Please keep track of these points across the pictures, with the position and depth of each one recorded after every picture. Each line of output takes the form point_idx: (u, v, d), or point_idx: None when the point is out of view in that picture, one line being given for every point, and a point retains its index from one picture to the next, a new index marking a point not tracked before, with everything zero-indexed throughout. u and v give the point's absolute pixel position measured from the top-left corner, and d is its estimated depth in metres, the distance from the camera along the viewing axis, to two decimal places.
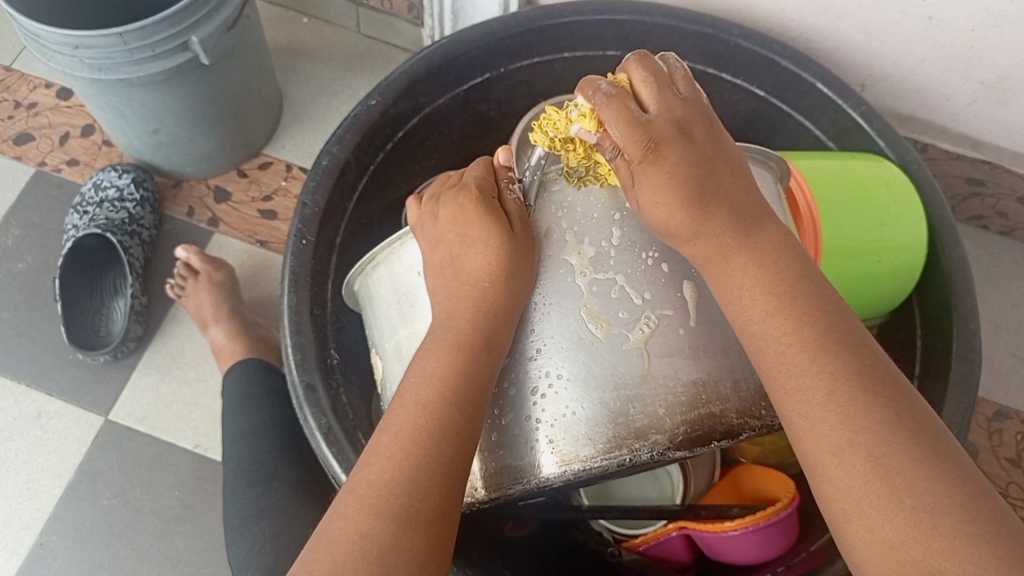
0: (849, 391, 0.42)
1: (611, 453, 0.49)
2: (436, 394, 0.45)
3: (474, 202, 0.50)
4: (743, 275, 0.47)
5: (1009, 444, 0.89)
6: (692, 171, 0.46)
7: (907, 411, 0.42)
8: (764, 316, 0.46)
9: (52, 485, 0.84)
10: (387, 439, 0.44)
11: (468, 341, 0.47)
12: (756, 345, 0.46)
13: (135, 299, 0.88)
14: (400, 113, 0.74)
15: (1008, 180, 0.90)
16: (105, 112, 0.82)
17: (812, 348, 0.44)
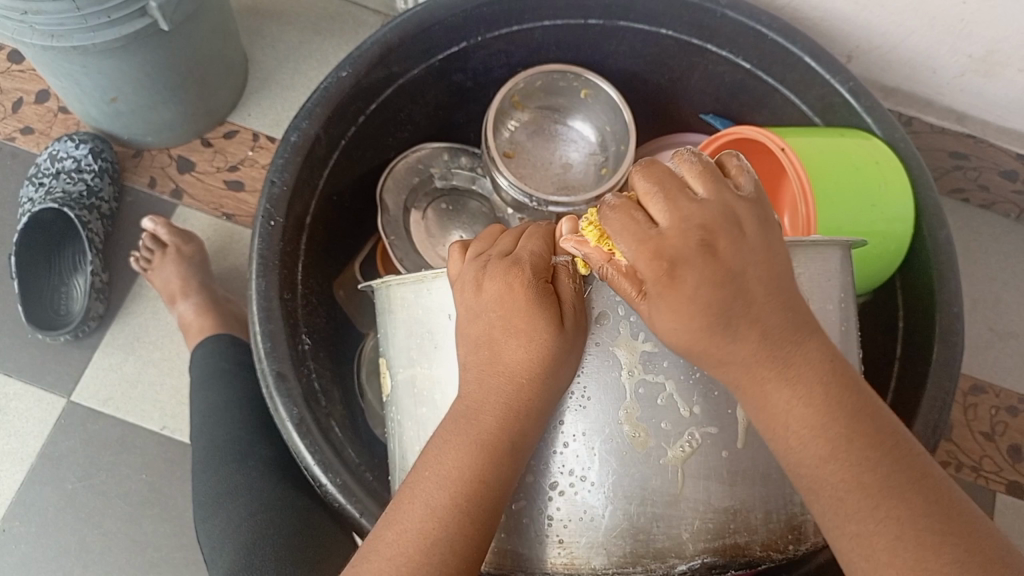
0: (921, 537, 0.36)
1: (624, 571, 0.46)
2: (449, 498, 0.42)
3: (524, 283, 0.44)
4: (790, 401, 0.39)
5: (984, 418, 0.90)
6: (717, 295, 0.38)
7: (979, 541, 0.36)
8: (818, 454, 0.38)
9: (13, 470, 0.81)
10: (388, 538, 0.42)
11: (492, 441, 0.43)
12: (806, 476, 0.39)
13: (96, 276, 0.84)
14: (373, 85, 0.71)
15: (991, 154, 0.89)
16: (59, 79, 0.78)
17: (876, 493, 0.37)
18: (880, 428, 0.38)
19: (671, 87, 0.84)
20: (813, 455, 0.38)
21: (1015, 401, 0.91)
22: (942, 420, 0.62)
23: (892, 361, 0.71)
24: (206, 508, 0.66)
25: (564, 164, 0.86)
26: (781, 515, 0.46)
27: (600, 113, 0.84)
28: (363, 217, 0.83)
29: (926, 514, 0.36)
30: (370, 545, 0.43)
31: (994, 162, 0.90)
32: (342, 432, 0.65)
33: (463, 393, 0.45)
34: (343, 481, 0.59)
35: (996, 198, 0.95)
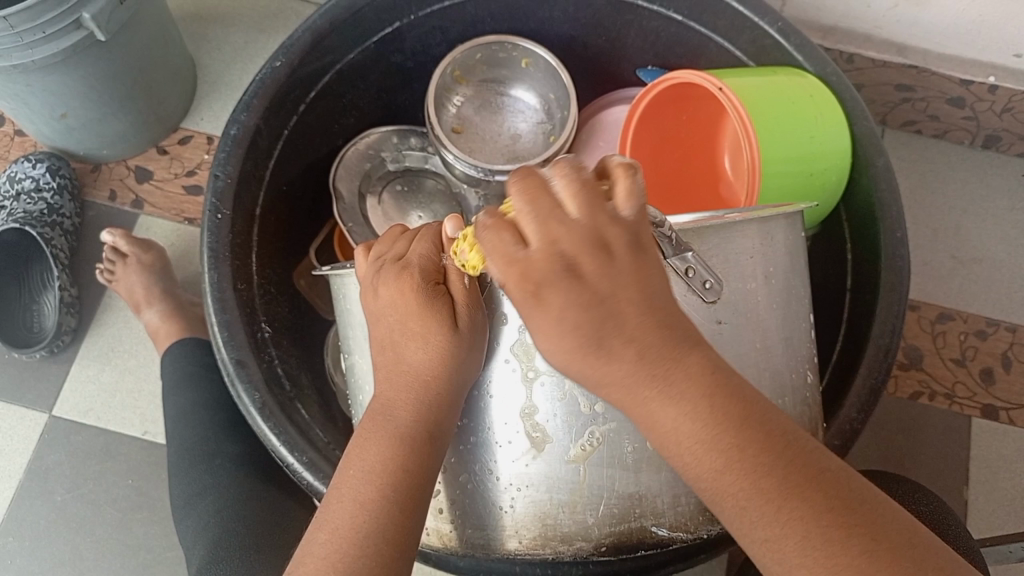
0: (825, 533, 0.34)
1: (534, 551, 0.47)
2: (377, 489, 0.40)
3: (415, 287, 0.43)
4: (671, 422, 0.36)
5: (954, 345, 0.90)
6: (590, 314, 0.34)
7: (883, 524, 0.35)
8: (712, 471, 0.36)
9: (3, 487, 0.83)
10: (322, 538, 0.39)
11: (408, 433, 0.41)
12: (712, 496, 0.36)
13: (64, 291, 0.85)
14: (310, 72, 0.72)
15: (937, 83, 0.88)
16: (8, 101, 0.79)
17: (777, 499, 0.35)
18: (768, 424, 0.36)
19: (609, 47, 0.84)
20: (707, 467, 0.36)
21: (983, 325, 0.91)
22: (894, 345, 0.62)
23: (844, 293, 0.72)
24: (183, 502, 0.68)
25: (513, 135, 0.87)
26: (690, 500, 0.46)
27: (542, 81, 0.85)
28: (317, 205, 0.84)
29: (830, 510, 0.35)
30: (302, 554, 0.39)
31: (940, 90, 0.89)
32: (309, 415, 0.66)
33: (377, 394, 0.44)
34: (310, 458, 0.60)
35: (947, 126, 0.95)
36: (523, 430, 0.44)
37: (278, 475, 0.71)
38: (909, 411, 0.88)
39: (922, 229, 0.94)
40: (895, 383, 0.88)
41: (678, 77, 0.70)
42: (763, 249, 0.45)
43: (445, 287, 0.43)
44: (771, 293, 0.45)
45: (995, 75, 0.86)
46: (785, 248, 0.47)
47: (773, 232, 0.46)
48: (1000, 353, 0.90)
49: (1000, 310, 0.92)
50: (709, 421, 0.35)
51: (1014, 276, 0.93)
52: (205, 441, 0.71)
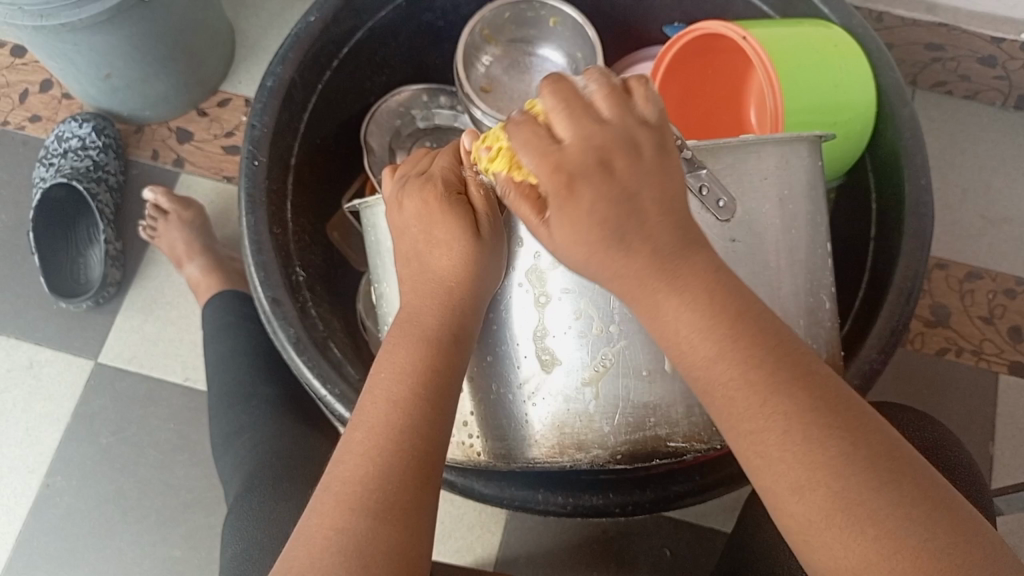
0: (809, 431, 0.36)
1: (552, 459, 0.49)
2: (409, 388, 0.44)
3: (436, 195, 0.48)
4: (676, 318, 0.39)
5: (981, 303, 0.90)
6: (614, 208, 0.38)
7: (869, 433, 0.37)
8: (705, 359, 0.38)
9: (51, 430, 0.87)
10: (358, 437, 0.43)
11: (435, 335, 0.46)
12: (704, 392, 0.39)
13: (109, 244, 0.90)
14: (343, 30, 0.74)
15: (967, 41, 0.88)
16: (55, 61, 0.82)
17: (764, 391, 0.37)
18: (759, 321, 0.39)
19: (636, 5, 0.85)
20: (704, 356, 0.38)
21: (1012, 284, 0.91)
22: (915, 289, 0.62)
23: (867, 242, 0.72)
24: (221, 441, 0.71)
25: None
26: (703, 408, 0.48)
27: (569, 40, 0.86)
28: (349, 160, 0.86)
29: (816, 410, 0.37)
30: (340, 452, 0.44)
31: (971, 49, 0.89)
32: (342, 353, 0.68)
33: (405, 299, 0.49)
34: (342, 391, 0.62)
35: (978, 86, 0.94)
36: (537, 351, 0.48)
37: (310, 415, 0.73)
38: (934, 368, 0.88)
39: (952, 188, 0.94)
40: (921, 340, 0.89)
41: (706, 28, 0.71)
42: (777, 173, 0.49)
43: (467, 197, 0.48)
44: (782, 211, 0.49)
45: None
46: (805, 177, 0.50)
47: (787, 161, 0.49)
48: None
49: None
50: (707, 311, 0.39)
51: None
52: (243, 383, 0.74)
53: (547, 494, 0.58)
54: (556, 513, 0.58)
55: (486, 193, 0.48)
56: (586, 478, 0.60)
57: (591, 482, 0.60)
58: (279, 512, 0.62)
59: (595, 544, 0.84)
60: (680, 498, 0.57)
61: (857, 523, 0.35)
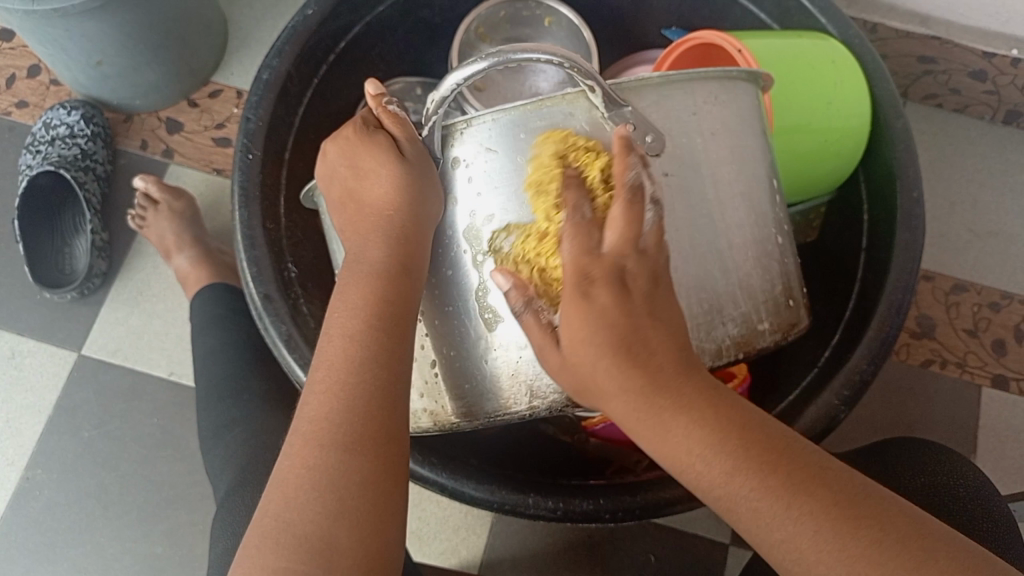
0: (837, 529, 0.37)
1: (512, 407, 0.51)
2: (365, 322, 0.46)
3: (358, 140, 0.50)
4: (688, 439, 0.40)
5: (966, 315, 0.91)
6: (616, 325, 0.41)
7: (890, 520, 0.38)
8: (723, 474, 0.39)
9: (32, 420, 0.86)
10: (320, 375, 0.45)
11: (376, 267, 0.47)
12: (726, 507, 0.40)
13: (95, 235, 0.89)
14: (340, 25, 0.74)
15: (959, 55, 0.88)
16: (45, 47, 0.81)
17: (785, 497, 0.38)
18: (761, 432, 0.40)
19: (633, 8, 0.85)
20: (721, 473, 0.39)
21: (997, 297, 0.92)
22: (906, 302, 0.63)
23: (859, 254, 0.73)
24: (207, 437, 0.70)
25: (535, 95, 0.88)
26: None
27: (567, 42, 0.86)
28: None
29: (835, 505, 0.38)
30: (306, 390, 0.45)
31: (963, 63, 0.89)
32: None
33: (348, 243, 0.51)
34: None
35: (969, 100, 0.95)
36: (477, 289, 0.50)
37: None
38: (919, 379, 0.89)
39: (940, 201, 0.95)
40: (906, 350, 0.90)
41: (701, 38, 0.71)
42: (701, 103, 0.50)
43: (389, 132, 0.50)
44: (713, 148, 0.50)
45: (1018, 48, 0.86)
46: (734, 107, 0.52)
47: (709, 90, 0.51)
48: (1013, 325, 0.91)
49: (1014, 284, 0.92)
50: (715, 423, 0.41)
51: None
52: (230, 378, 0.73)
53: (538, 498, 0.58)
54: (547, 518, 0.58)
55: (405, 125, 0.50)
56: (577, 486, 0.61)
57: (582, 488, 0.60)
58: None
59: (580, 547, 0.84)
60: (669, 503, 0.57)
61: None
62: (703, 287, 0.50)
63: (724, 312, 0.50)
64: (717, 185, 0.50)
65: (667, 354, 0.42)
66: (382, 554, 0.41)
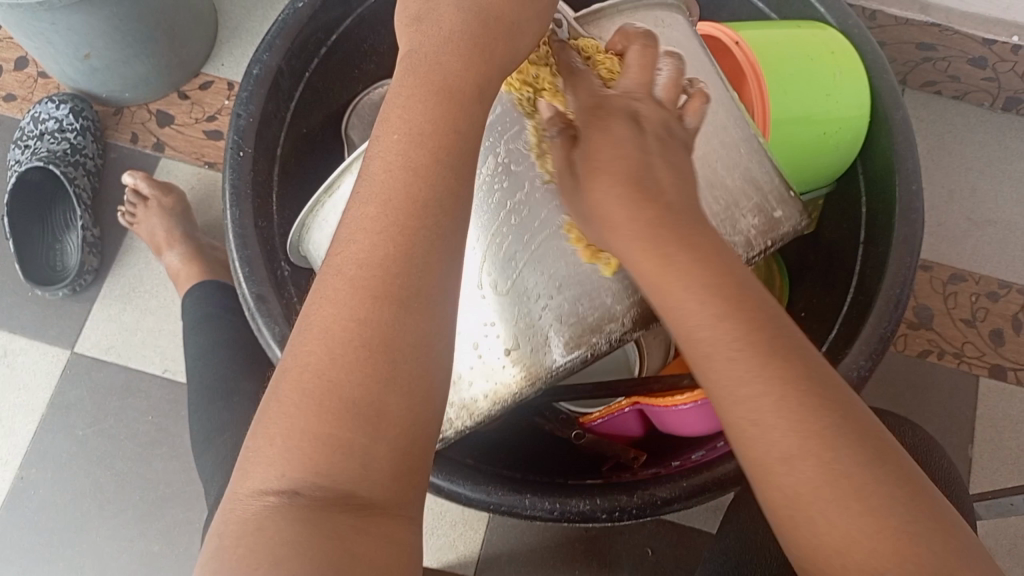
0: (802, 398, 0.35)
1: (578, 348, 0.51)
2: (431, 153, 0.36)
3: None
4: (684, 283, 0.38)
5: (964, 306, 0.91)
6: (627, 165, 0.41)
7: (851, 413, 0.36)
8: (709, 319, 0.37)
9: (26, 419, 0.86)
10: (371, 212, 0.35)
11: (462, 90, 0.37)
12: (701, 357, 0.38)
13: (86, 231, 0.88)
14: (332, 17, 0.72)
15: (959, 42, 0.87)
16: (32, 40, 0.79)
17: (766, 352, 0.36)
18: (755, 301, 0.38)
19: None
20: (707, 316, 0.37)
21: (995, 287, 0.91)
22: (904, 297, 0.62)
23: (857, 247, 0.72)
24: (201, 436, 0.70)
25: None
26: None
27: None
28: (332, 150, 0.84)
29: (801, 376, 0.36)
30: (348, 226, 0.36)
31: (962, 50, 0.88)
32: None
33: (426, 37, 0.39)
34: None
35: (968, 87, 0.94)
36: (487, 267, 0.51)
37: None
38: (916, 370, 0.89)
39: (938, 189, 0.94)
40: (904, 341, 0.89)
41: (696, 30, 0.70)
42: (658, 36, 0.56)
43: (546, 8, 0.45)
44: (682, 64, 0.55)
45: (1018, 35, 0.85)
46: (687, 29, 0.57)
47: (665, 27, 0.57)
48: (1011, 315, 0.91)
49: (1012, 273, 0.92)
50: (712, 276, 0.38)
51: None
52: (224, 377, 0.73)
53: (534, 498, 0.58)
54: (544, 519, 0.58)
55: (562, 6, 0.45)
56: (575, 485, 0.60)
57: (578, 488, 0.60)
58: None
59: (577, 541, 0.84)
60: (666, 503, 0.57)
61: (847, 491, 0.34)
62: (714, 197, 0.52)
63: (739, 224, 0.52)
64: (698, 102, 0.54)
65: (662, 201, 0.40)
66: (430, 421, 0.34)
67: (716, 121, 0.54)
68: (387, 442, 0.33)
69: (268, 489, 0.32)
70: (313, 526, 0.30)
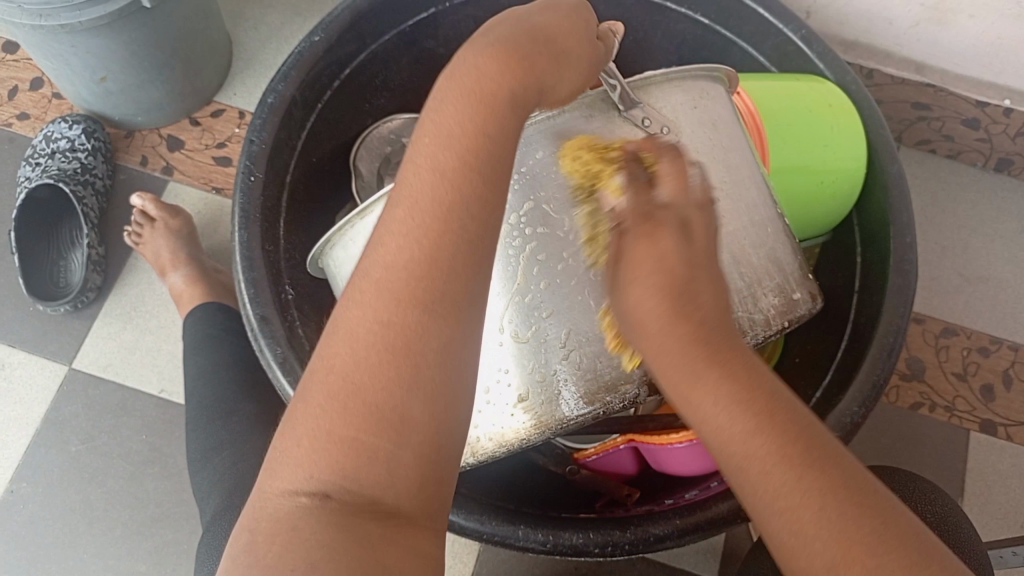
0: (841, 508, 0.35)
1: (588, 407, 0.53)
2: (458, 156, 0.37)
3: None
4: (716, 393, 0.38)
5: (956, 359, 0.92)
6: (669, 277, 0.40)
7: (891, 517, 0.36)
8: (740, 433, 0.37)
9: (19, 434, 0.86)
10: (399, 215, 0.37)
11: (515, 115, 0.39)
12: (737, 472, 0.37)
13: (91, 249, 0.89)
14: (347, 51, 0.74)
15: (953, 103, 0.90)
16: (51, 61, 0.81)
17: (799, 467, 0.36)
18: (785, 404, 0.38)
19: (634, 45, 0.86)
20: (739, 429, 0.37)
21: (986, 342, 0.93)
22: (898, 344, 0.63)
23: (851, 295, 0.74)
24: (196, 456, 0.70)
25: None
26: None
27: None
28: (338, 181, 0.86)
29: (840, 484, 0.36)
30: (380, 231, 0.37)
31: (956, 110, 0.91)
32: None
33: (464, 56, 0.40)
34: None
35: (961, 147, 0.97)
36: (513, 316, 0.52)
37: None
38: (908, 421, 0.89)
39: (931, 244, 0.96)
40: (896, 393, 0.90)
41: None
42: (702, 102, 0.56)
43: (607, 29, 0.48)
44: (717, 137, 0.56)
45: (1010, 98, 0.88)
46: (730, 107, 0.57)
47: (711, 96, 0.56)
48: (1001, 370, 0.92)
49: (1003, 329, 0.93)
50: (740, 389, 0.38)
51: (1018, 296, 0.95)
52: (222, 398, 0.73)
53: (528, 530, 0.58)
54: (536, 550, 0.58)
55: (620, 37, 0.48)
56: (568, 518, 0.61)
57: (572, 520, 0.60)
58: None
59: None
60: (660, 539, 0.58)
61: None
62: (738, 274, 0.54)
63: (760, 303, 0.54)
64: (731, 173, 0.55)
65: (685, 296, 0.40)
66: (453, 430, 0.36)
67: (747, 198, 0.55)
68: (411, 449, 0.34)
69: (299, 490, 0.34)
70: (342, 529, 0.33)
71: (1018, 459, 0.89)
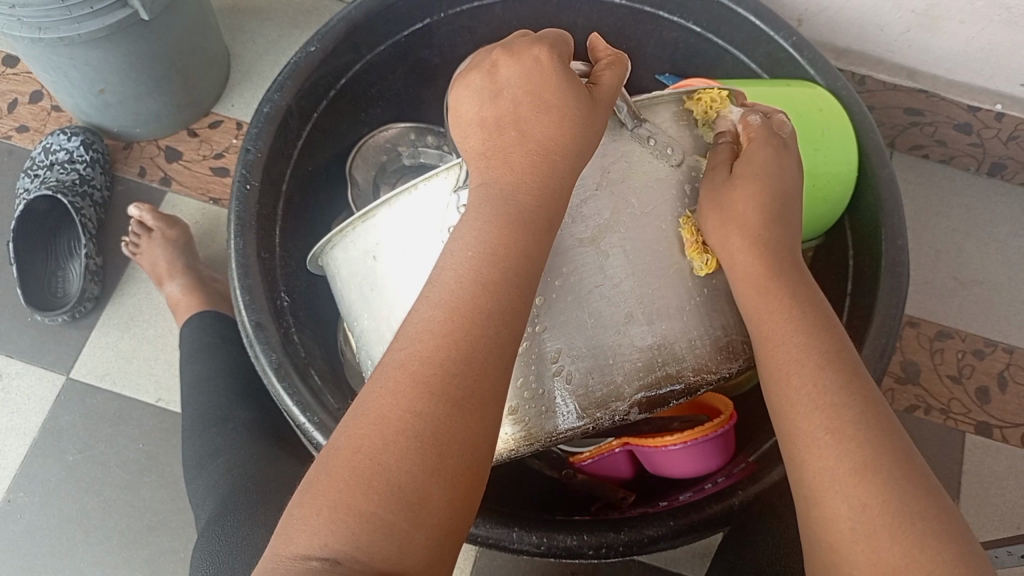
0: (864, 435, 0.42)
1: (579, 421, 0.53)
2: (501, 272, 0.41)
3: (551, 70, 0.46)
4: (782, 317, 0.48)
5: (950, 362, 0.92)
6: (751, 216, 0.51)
7: (907, 460, 0.42)
8: (797, 351, 0.46)
9: (17, 443, 0.86)
10: (438, 316, 0.40)
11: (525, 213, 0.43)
12: (783, 383, 0.46)
13: (90, 259, 0.89)
14: (342, 62, 0.75)
15: (945, 108, 0.90)
16: (50, 74, 0.82)
17: (836, 389, 0.44)
18: (839, 346, 0.47)
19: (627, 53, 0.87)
20: (795, 347, 0.46)
21: (981, 345, 0.93)
22: (889, 346, 0.63)
23: (844, 297, 0.74)
24: (193, 463, 0.70)
25: None
26: (702, 341, 0.54)
27: None
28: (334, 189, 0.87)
29: (866, 412, 0.43)
30: (412, 327, 0.41)
31: (948, 115, 0.91)
32: (321, 380, 0.68)
33: (485, 107, 0.46)
34: (321, 419, 0.62)
35: (954, 152, 0.97)
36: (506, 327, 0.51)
37: (287, 441, 0.73)
38: (904, 424, 0.90)
39: (925, 249, 0.97)
40: (891, 396, 0.90)
41: (690, 84, 0.72)
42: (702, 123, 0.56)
43: (588, 83, 0.48)
44: None
45: (1001, 103, 0.88)
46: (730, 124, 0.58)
47: None
48: (996, 373, 0.92)
49: (997, 332, 0.94)
50: (808, 319, 0.48)
51: (1012, 299, 0.95)
52: (217, 405, 0.73)
53: (522, 533, 0.58)
54: (531, 553, 0.58)
55: (614, 87, 0.48)
56: (563, 521, 0.61)
57: (566, 522, 0.60)
58: (249, 541, 0.61)
59: None
60: (654, 541, 0.58)
61: (890, 524, 0.39)
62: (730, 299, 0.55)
63: None
64: None
65: (784, 271, 0.51)
66: (462, 520, 0.38)
67: None
68: (426, 529, 0.36)
69: (311, 555, 0.34)
70: None
71: (1014, 461, 0.89)
